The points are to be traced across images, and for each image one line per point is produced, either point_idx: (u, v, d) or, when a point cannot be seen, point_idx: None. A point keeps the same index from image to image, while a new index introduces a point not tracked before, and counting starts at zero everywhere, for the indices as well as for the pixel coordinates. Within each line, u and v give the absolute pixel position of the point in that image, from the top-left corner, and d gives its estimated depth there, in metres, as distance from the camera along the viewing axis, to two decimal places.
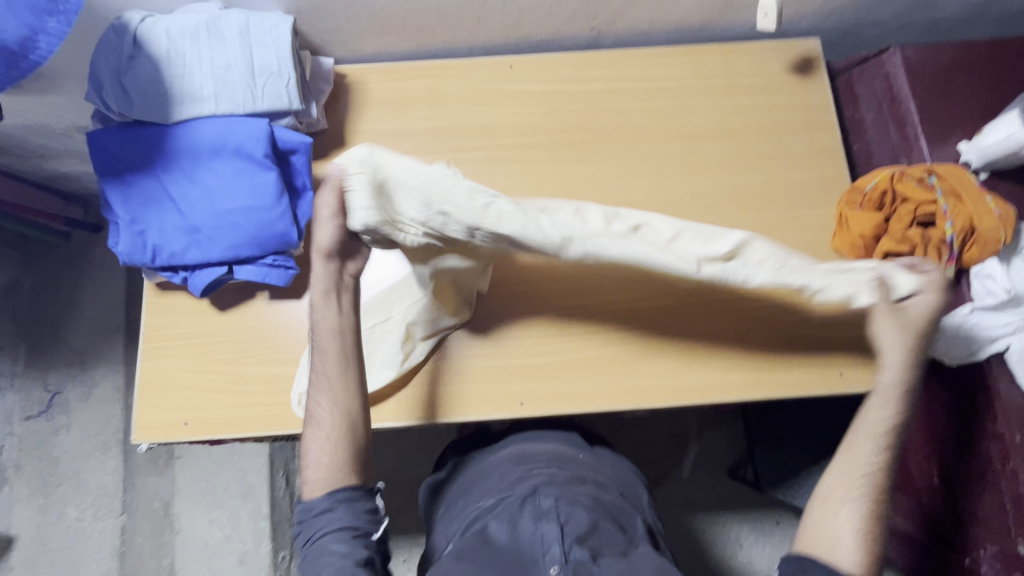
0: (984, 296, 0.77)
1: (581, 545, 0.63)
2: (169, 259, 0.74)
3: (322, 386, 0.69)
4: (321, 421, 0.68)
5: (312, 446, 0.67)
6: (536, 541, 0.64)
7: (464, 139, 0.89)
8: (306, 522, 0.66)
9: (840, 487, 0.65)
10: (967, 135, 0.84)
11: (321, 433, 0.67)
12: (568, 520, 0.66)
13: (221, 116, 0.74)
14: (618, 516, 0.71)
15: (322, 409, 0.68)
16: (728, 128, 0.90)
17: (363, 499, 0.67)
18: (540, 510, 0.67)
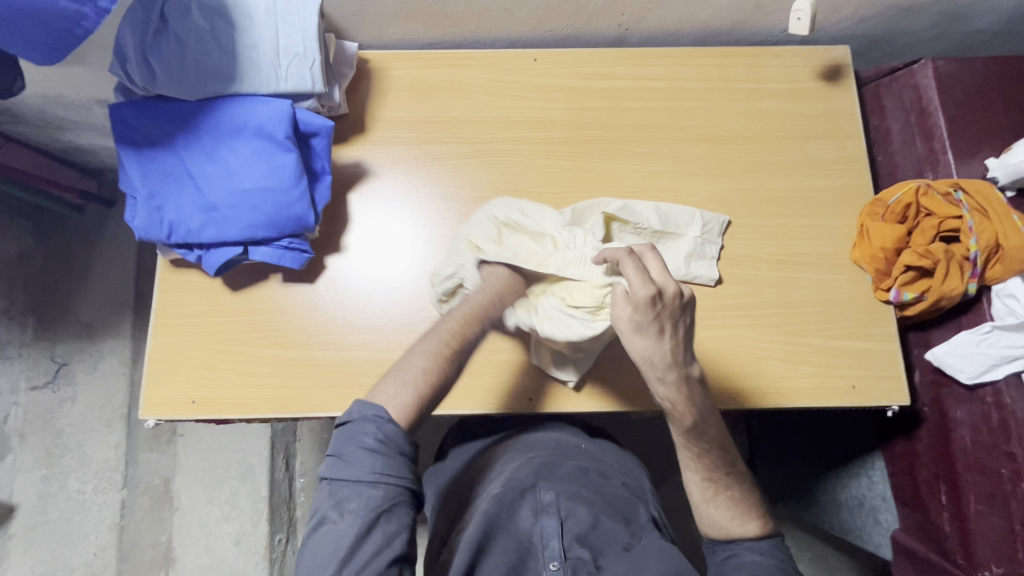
0: (1005, 315, 0.76)
1: (579, 542, 0.65)
2: (185, 237, 0.74)
3: (434, 331, 0.69)
4: (422, 370, 0.65)
5: (393, 389, 0.63)
6: (535, 534, 0.66)
7: (485, 131, 0.88)
8: (366, 458, 0.58)
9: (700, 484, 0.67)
10: (994, 152, 0.83)
11: (404, 383, 0.64)
12: (568, 515, 0.67)
13: (243, 95, 0.73)
14: (623, 504, 0.71)
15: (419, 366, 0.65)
16: (751, 133, 0.89)
17: (416, 458, 0.61)
18: (539, 503, 0.68)
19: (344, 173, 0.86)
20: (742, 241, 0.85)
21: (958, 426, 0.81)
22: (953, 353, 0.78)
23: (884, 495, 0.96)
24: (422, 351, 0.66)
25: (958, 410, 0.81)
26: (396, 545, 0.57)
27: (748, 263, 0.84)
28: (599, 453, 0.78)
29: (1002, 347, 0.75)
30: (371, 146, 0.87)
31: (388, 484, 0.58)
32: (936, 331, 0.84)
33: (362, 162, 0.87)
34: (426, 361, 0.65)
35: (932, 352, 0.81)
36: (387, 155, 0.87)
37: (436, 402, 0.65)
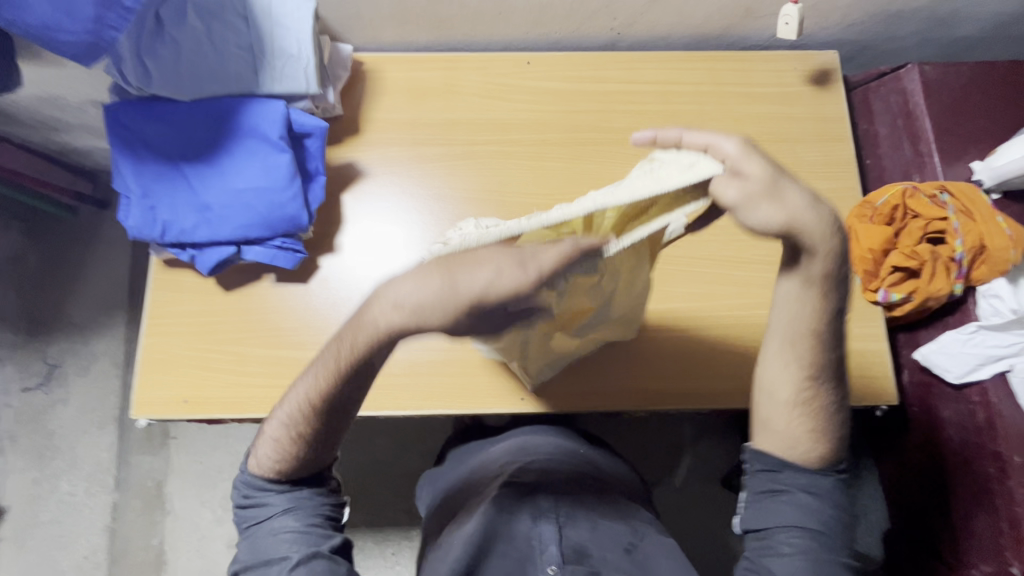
0: (990, 315, 0.77)
1: (581, 549, 0.64)
2: (178, 236, 0.74)
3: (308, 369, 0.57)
4: (286, 420, 0.59)
5: (265, 440, 0.62)
6: (534, 540, 0.64)
7: (478, 133, 0.89)
8: (256, 500, 0.63)
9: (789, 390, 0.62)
10: (980, 155, 0.85)
11: (275, 434, 0.60)
12: (568, 519, 0.67)
13: (237, 95, 0.74)
14: (622, 506, 0.72)
15: (315, 372, 0.56)
16: (741, 136, 0.90)
17: (316, 482, 0.64)
18: (538, 508, 0.67)
19: (339, 174, 0.87)
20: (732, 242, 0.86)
21: (946, 426, 0.82)
22: (940, 352, 0.79)
23: None
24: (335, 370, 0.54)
25: (946, 410, 0.82)
26: (330, 541, 0.62)
27: (738, 264, 0.85)
28: (595, 459, 0.79)
29: (988, 346, 0.76)
30: (365, 148, 0.88)
31: (290, 507, 0.63)
32: (924, 331, 0.85)
33: (356, 163, 0.87)
34: (438, 283, 0.45)
35: (919, 351, 0.82)
36: (381, 156, 0.88)
37: (336, 405, 0.57)
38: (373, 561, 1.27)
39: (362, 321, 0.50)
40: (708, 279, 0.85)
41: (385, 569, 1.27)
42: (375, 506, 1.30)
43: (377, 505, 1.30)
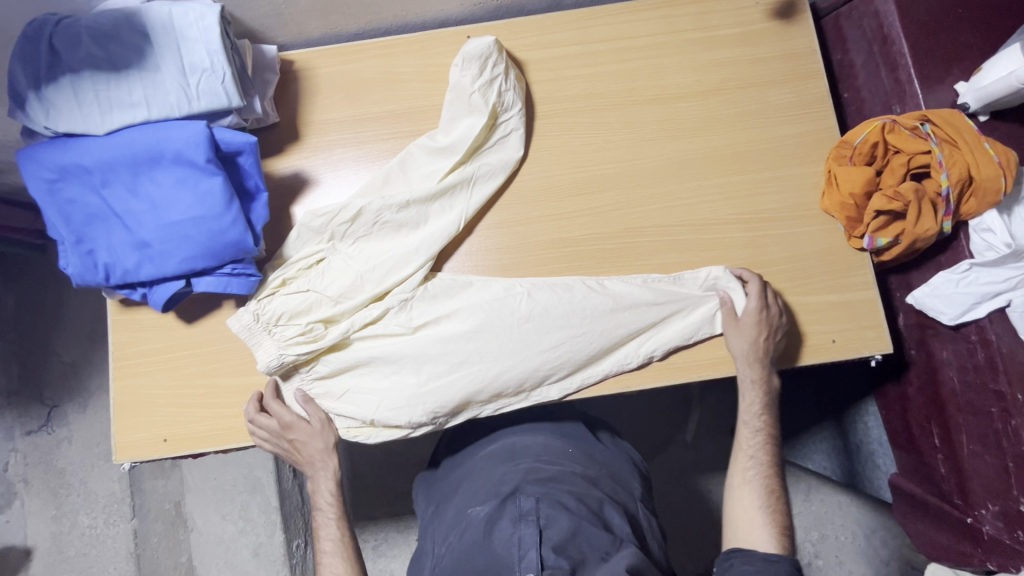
0: (984, 251, 0.72)
1: (559, 554, 0.61)
2: (123, 278, 0.71)
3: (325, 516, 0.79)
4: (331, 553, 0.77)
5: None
6: (513, 546, 0.62)
7: (425, 121, 0.84)
8: None
9: (738, 474, 0.76)
10: (964, 75, 0.77)
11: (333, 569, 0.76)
12: (553, 521, 0.64)
13: (155, 121, 0.69)
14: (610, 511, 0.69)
15: (326, 506, 0.79)
16: (705, 86, 0.84)
17: None
18: (522, 510, 0.65)
19: (285, 185, 0.83)
20: (706, 203, 0.81)
21: (946, 367, 0.79)
22: (934, 294, 0.75)
23: (881, 438, 0.97)
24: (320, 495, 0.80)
25: (944, 351, 0.79)
26: None
27: (712, 227, 0.81)
28: (585, 457, 0.78)
29: (982, 284, 0.71)
30: (308, 154, 0.83)
31: None
32: (916, 272, 0.81)
33: (302, 171, 0.83)
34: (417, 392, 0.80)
35: (912, 296, 0.78)
36: (327, 160, 0.83)
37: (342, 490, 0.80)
38: (399, 549, 1.31)
39: (319, 425, 0.77)
40: (683, 246, 0.81)
41: (411, 555, 1.31)
42: (394, 494, 1.33)
43: (395, 496, 1.32)
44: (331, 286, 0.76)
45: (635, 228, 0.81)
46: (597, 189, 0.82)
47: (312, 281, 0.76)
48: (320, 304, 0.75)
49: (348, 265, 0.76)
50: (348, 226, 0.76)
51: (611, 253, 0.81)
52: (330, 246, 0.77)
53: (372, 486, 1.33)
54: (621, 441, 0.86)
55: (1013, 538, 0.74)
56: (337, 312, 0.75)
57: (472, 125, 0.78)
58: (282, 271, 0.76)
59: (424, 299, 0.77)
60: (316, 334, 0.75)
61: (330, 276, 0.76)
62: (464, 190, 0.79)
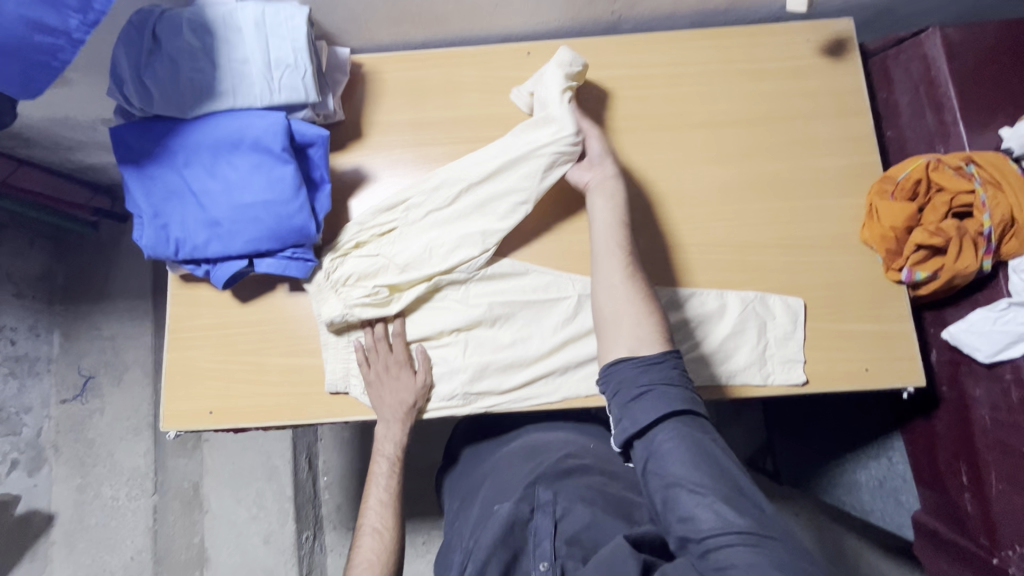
0: (1021, 291, 0.73)
1: (722, 535, 0.54)
2: (191, 253, 0.75)
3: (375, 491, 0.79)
4: (377, 530, 0.75)
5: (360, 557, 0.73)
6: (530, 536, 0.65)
7: (481, 128, 0.88)
8: None
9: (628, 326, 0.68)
10: (1008, 121, 0.80)
11: (369, 547, 0.74)
12: (698, 485, 0.57)
13: (238, 109, 0.74)
14: (705, 439, 0.60)
15: (381, 482, 0.79)
16: (752, 115, 0.87)
17: None
18: (667, 478, 0.58)
19: (345, 179, 0.87)
20: (747, 227, 0.84)
21: (977, 405, 0.80)
22: (969, 331, 0.77)
23: (903, 475, 0.95)
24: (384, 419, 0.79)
25: (977, 389, 0.79)
26: None
27: (752, 249, 0.83)
28: (605, 455, 0.80)
29: (1019, 323, 0.72)
30: (369, 152, 0.87)
31: None
32: (952, 309, 0.82)
33: (362, 168, 0.87)
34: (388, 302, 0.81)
35: (948, 331, 0.79)
36: (385, 159, 0.87)
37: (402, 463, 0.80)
38: (406, 550, 1.32)
39: (418, 385, 0.79)
40: (722, 265, 0.83)
41: (418, 557, 1.32)
42: (405, 495, 1.34)
43: (407, 496, 1.34)
44: (400, 256, 0.81)
45: (677, 245, 0.84)
46: (641, 206, 0.85)
47: (384, 250, 0.81)
48: (388, 269, 0.81)
49: (417, 237, 0.81)
50: (423, 200, 0.82)
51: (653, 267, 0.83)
52: (404, 217, 0.82)
53: None
54: (675, 408, 0.61)
55: None
56: (402, 281, 0.80)
57: (556, 126, 0.80)
58: (357, 232, 0.81)
59: (485, 287, 0.82)
60: (379, 299, 0.80)
61: (399, 245, 0.81)
62: (533, 185, 0.81)
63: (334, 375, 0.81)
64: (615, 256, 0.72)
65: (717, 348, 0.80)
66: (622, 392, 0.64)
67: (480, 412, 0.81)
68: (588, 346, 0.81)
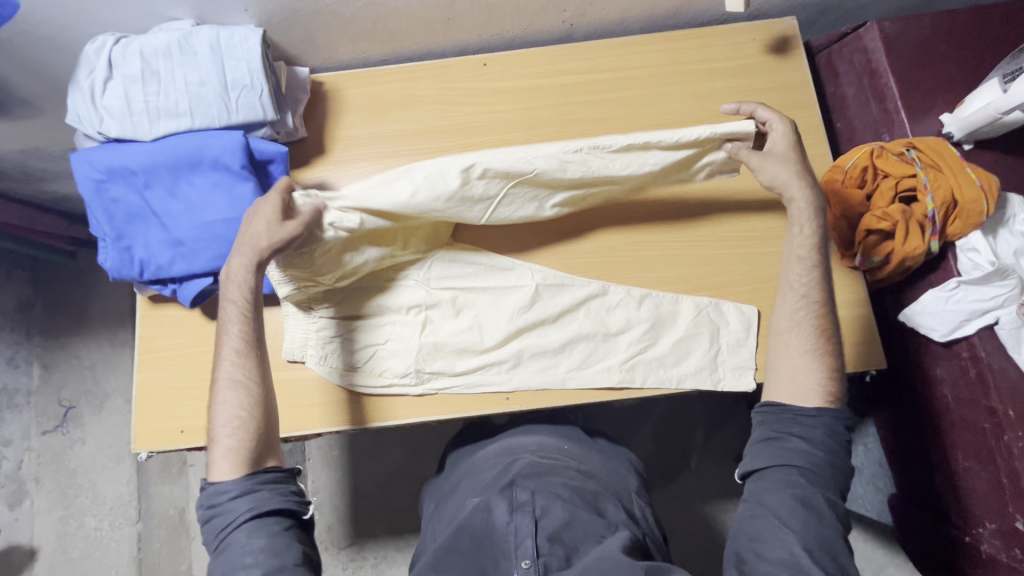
0: (970, 270, 0.75)
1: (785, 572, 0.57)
2: (156, 272, 0.76)
3: (225, 354, 0.69)
4: (234, 418, 0.67)
5: (218, 443, 0.66)
6: (511, 534, 0.65)
7: (442, 139, 0.90)
8: None
9: (788, 317, 0.70)
10: (949, 107, 0.82)
11: (225, 426, 0.66)
12: (788, 526, 0.60)
13: (197, 130, 0.75)
14: (816, 500, 0.62)
15: (234, 346, 0.69)
16: (704, 113, 0.90)
17: None
18: (759, 512, 0.62)
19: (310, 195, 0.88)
20: (705, 221, 0.86)
21: (939, 384, 0.80)
22: (924, 312, 0.77)
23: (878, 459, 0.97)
24: (227, 298, 0.69)
25: (937, 368, 0.80)
26: None
27: (712, 243, 0.85)
28: (582, 454, 0.81)
29: (971, 301, 0.74)
30: (332, 166, 0.89)
31: None
32: (908, 291, 0.83)
33: (325, 182, 0.89)
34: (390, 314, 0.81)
35: (904, 313, 0.80)
36: (349, 172, 0.89)
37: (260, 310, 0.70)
38: (396, 566, 1.31)
39: (281, 227, 0.69)
40: (682, 259, 0.84)
41: None
42: (396, 510, 1.34)
43: (395, 511, 1.33)
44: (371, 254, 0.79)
45: (637, 242, 0.85)
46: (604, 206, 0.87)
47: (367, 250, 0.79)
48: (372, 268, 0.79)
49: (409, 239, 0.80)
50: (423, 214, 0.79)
51: (614, 265, 0.85)
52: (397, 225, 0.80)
53: (374, 500, 1.33)
54: (798, 462, 0.64)
55: (1011, 555, 0.75)
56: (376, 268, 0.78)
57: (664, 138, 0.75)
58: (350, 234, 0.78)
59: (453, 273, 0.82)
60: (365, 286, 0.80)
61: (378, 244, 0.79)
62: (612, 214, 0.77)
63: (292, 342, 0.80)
64: (794, 270, 0.72)
65: (680, 342, 0.81)
66: (761, 429, 0.68)
67: (435, 418, 0.81)
68: (546, 337, 0.82)
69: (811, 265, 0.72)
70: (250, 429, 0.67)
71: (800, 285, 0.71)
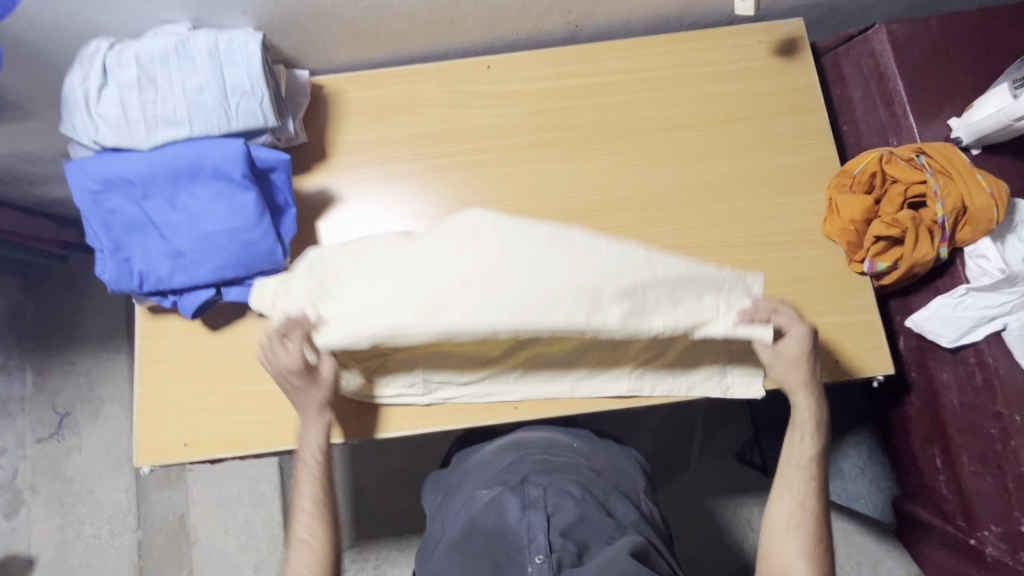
0: (979, 277, 0.75)
1: None
2: (156, 284, 0.74)
3: (303, 487, 0.75)
4: (305, 542, 0.73)
5: (302, 517, 0.74)
6: (522, 530, 0.63)
7: (446, 143, 0.88)
8: None
9: (799, 457, 0.75)
10: (957, 111, 0.82)
11: (305, 523, 0.74)
12: None
13: (196, 138, 0.73)
14: None
15: (309, 496, 0.75)
16: (711, 117, 0.89)
17: None
18: None
19: (312, 201, 0.87)
20: (713, 226, 0.85)
21: (945, 389, 0.81)
22: (932, 318, 0.78)
23: (881, 461, 0.98)
24: (303, 460, 0.75)
25: (944, 373, 0.81)
26: None
27: (719, 249, 0.84)
28: (591, 453, 0.80)
29: (979, 307, 0.74)
30: (334, 172, 0.87)
31: None
32: (915, 297, 0.84)
33: (327, 188, 0.87)
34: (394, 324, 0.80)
35: (911, 319, 0.81)
36: (351, 178, 0.87)
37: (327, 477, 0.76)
38: (400, 568, 1.31)
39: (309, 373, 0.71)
40: (691, 265, 0.84)
41: None
42: (398, 513, 1.33)
43: (397, 512, 1.33)
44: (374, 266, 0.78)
45: (644, 249, 0.84)
46: (611, 212, 0.86)
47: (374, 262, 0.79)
48: None
49: None
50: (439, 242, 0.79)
51: None
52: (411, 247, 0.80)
53: (377, 503, 1.33)
54: None
55: (1016, 559, 0.76)
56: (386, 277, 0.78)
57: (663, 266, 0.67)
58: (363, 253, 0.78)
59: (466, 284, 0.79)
60: None
61: None
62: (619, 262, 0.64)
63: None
64: (799, 416, 0.75)
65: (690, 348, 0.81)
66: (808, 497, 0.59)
67: (443, 428, 0.80)
68: None
69: (812, 391, 0.75)
70: (320, 533, 0.74)
71: (803, 402, 0.75)
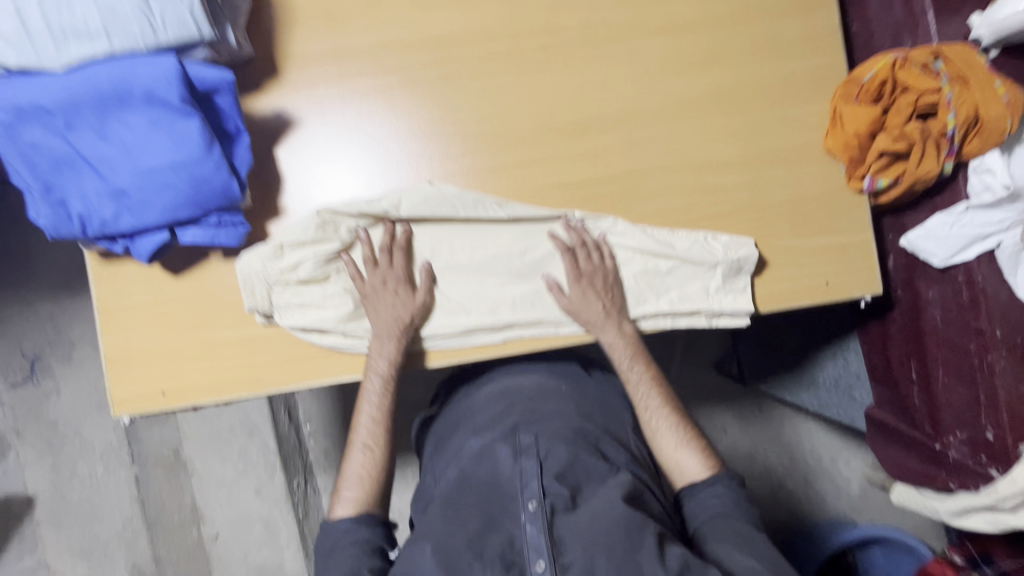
0: (980, 192, 0.73)
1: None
2: (101, 229, 0.67)
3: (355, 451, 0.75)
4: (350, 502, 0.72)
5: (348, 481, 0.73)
6: (516, 477, 0.63)
7: (414, 53, 0.77)
8: None
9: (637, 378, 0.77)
10: (979, 6, 0.74)
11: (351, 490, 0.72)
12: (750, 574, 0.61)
13: (118, 54, 0.62)
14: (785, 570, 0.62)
15: (356, 464, 0.74)
16: (711, 16, 0.79)
17: None
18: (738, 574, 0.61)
19: (267, 126, 0.77)
20: (709, 144, 0.79)
21: (930, 306, 0.81)
22: (927, 237, 0.76)
23: (858, 372, 1.00)
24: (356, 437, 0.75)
25: (930, 291, 0.81)
26: None
27: (715, 169, 0.79)
28: (579, 395, 0.81)
29: (976, 225, 0.72)
30: (288, 91, 0.77)
31: None
32: (911, 214, 0.82)
33: (283, 111, 0.77)
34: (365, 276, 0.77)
35: (905, 238, 0.79)
36: (308, 98, 0.77)
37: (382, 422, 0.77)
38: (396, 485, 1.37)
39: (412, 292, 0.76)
40: (684, 187, 0.79)
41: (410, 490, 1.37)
42: None
43: None
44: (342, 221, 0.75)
45: (636, 171, 0.79)
46: (600, 130, 0.79)
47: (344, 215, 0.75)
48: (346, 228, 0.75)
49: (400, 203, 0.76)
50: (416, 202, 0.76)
51: (611, 196, 0.79)
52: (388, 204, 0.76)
53: None
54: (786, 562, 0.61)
55: (976, 461, 0.81)
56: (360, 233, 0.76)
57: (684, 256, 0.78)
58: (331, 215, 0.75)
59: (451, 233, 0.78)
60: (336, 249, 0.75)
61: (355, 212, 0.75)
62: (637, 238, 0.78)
63: (254, 297, 0.74)
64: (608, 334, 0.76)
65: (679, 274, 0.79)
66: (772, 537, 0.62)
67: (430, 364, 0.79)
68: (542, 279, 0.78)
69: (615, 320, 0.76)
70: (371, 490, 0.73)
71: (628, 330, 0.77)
